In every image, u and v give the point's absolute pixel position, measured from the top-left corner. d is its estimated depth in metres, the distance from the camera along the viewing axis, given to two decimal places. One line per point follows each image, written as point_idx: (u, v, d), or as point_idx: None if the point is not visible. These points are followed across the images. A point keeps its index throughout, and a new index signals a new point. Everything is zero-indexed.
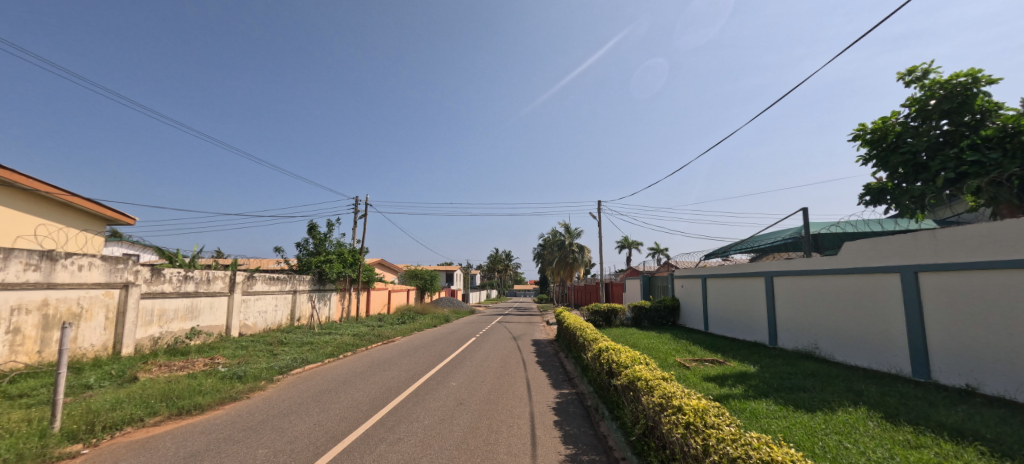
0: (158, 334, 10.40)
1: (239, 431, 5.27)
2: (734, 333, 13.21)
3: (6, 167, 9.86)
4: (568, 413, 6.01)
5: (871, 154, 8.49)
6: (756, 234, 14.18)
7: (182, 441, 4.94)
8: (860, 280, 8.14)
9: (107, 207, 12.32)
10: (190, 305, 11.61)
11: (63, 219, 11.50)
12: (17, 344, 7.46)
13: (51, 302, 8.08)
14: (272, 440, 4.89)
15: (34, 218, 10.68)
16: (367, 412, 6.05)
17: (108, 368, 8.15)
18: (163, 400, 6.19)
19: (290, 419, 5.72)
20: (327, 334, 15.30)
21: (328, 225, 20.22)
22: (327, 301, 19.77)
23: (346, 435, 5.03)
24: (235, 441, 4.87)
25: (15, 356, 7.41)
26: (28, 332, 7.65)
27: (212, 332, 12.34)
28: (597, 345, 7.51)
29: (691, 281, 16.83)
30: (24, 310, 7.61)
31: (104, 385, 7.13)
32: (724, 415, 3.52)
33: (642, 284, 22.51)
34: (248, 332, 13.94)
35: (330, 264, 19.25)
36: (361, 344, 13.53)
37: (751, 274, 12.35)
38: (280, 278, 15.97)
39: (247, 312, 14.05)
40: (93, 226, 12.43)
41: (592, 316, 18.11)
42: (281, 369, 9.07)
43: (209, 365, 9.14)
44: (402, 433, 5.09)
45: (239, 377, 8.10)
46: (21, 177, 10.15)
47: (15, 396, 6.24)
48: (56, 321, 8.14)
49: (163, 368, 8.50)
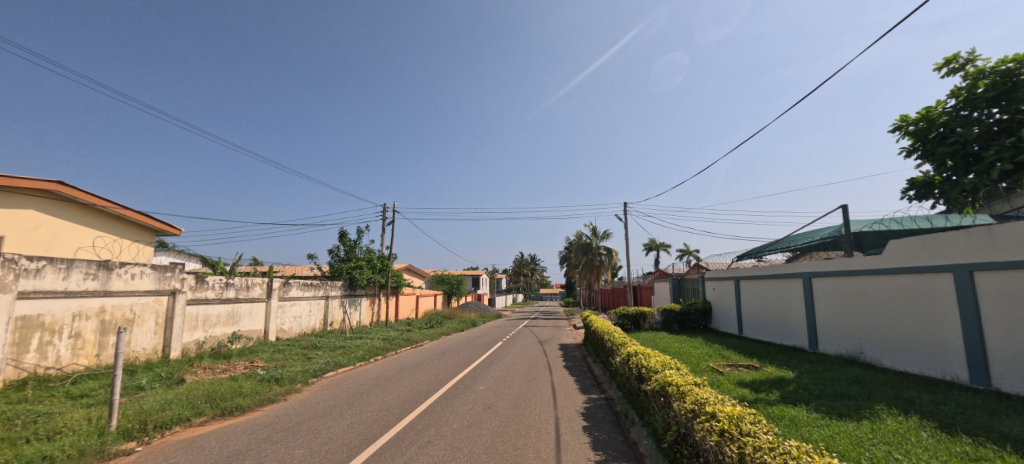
0: (202, 338, 10.99)
1: (277, 431, 5.48)
2: (772, 337, 12.65)
3: (67, 184, 10.68)
4: (597, 418, 5.92)
5: (916, 146, 8.03)
6: (792, 234, 13.59)
7: (226, 440, 5.18)
8: (907, 280, 7.71)
9: (155, 219, 13.07)
10: (232, 311, 12.19)
11: (117, 231, 12.32)
12: (79, 347, 8.04)
13: (108, 308, 8.65)
14: (308, 441, 5.06)
15: (93, 231, 11.57)
16: (398, 415, 6.16)
17: (158, 370, 8.65)
18: (208, 402, 6.51)
19: (324, 421, 5.90)
20: (358, 339, 15.70)
21: (357, 233, 20.82)
22: (358, 306, 20.28)
23: (378, 437, 5.14)
24: (274, 441, 5.06)
25: (77, 359, 7.98)
26: (88, 337, 8.22)
27: (251, 337, 12.90)
28: (626, 349, 7.37)
29: (723, 284, 16.29)
30: (84, 316, 8.18)
31: (155, 386, 7.57)
32: (761, 422, 3.39)
33: (671, 288, 21.95)
34: (284, 337, 14.50)
35: (359, 270, 19.81)
36: (390, 349, 13.79)
37: (787, 274, 11.89)
38: (314, 284, 16.53)
39: (283, 318, 14.61)
40: (144, 238, 13.28)
41: (620, 320, 17.82)
42: (316, 372, 9.38)
43: (249, 368, 9.57)
44: (432, 436, 5.16)
45: (276, 379, 8.43)
46: (80, 193, 10.97)
47: (76, 396, 6.72)
48: (113, 326, 8.72)
49: (207, 370, 8.96)
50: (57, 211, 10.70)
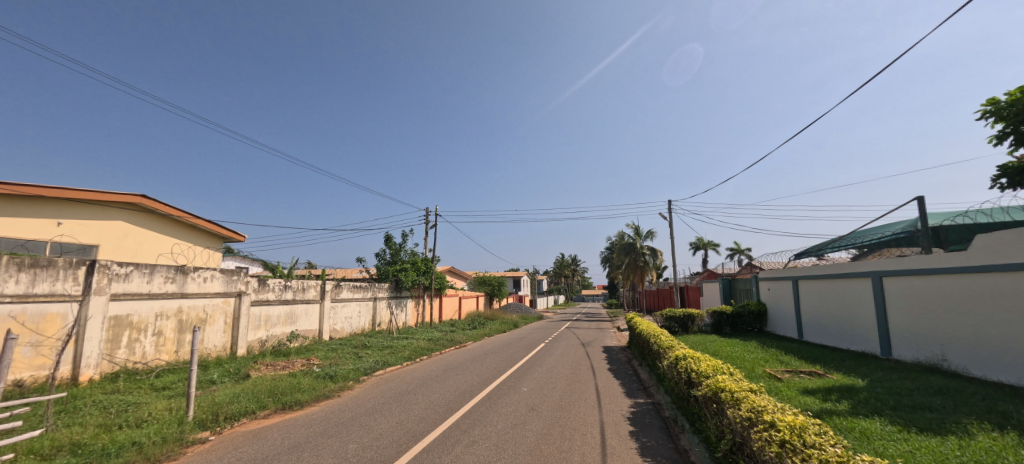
0: (264, 336, 11.80)
1: (332, 426, 5.78)
2: (837, 341, 11.75)
3: (149, 197, 11.80)
4: (644, 424, 5.76)
5: (1008, 130, 7.17)
6: (858, 230, 12.58)
7: (287, 433, 5.53)
8: (999, 279, 6.91)
9: (222, 227, 14.18)
10: (290, 311, 12.98)
11: (190, 238, 13.48)
12: (161, 344, 8.88)
13: (184, 309, 9.48)
14: (360, 436, 5.29)
15: (170, 238, 12.73)
16: (444, 414, 6.29)
17: (227, 366, 9.38)
18: (271, 396, 6.98)
19: (375, 418, 6.14)
20: (405, 339, 16.23)
21: (402, 236, 21.52)
22: (404, 307, 20.96)
23: (425, 435, 5.29)
24: (329, 436, 5.34)
25: (159, 354, 8.83)
26: (168, 335, 9.06)
27: (307, 336, 13.69)
28: (674, 353, 7.12)
29: (779, 284, 15.35)
30: (165, 316, 9.02)
31: (225, 381, 8.22)
32: (828, 434, 3.15)
33: (721, 288, 20.94)
34: (337, 336, 15.26)
35: (405, 273, 20.47)
36: (435, 349, 14.13)
37: (853, 273, 11.02)
38: (363, 286, 17.26)
39: (336, 318, 15.38)
40: (213, 244, 14.45)
41: (667, 322, 17.24)
42: (366, 371, 9.79)
43: (306, 365, 10.16)
44: (477, 436, 5.23)
45: (331, 376, 8.88)
46: (160, 205, 12.09)
47: (160, 388, 7.43)
48: (189, 325, 9.55)
49: (269, 367, 9.61)
50: (141, 222, 11.86)
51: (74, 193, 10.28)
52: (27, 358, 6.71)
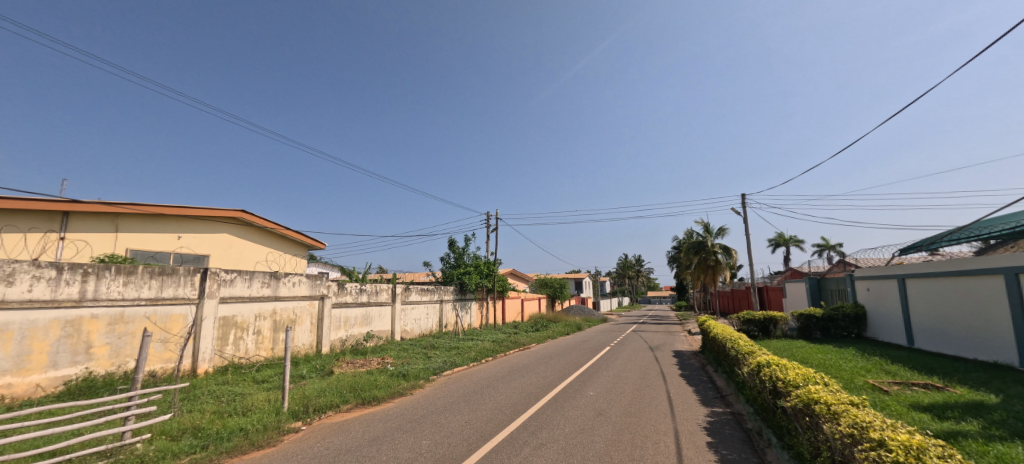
0: (344, 336, 12.76)
1: (406, 422, 6.09)
2: (960, 350, 10.15)
3: (248, 212, 13.28)
4: (723, 435, 5.38)
5: None
6: (984, 220, 10.80)
7: (367, 426, 5.92)
8: None
9: (306, 236, 15.58)
10: (366, 313, 13.90)
11: (281, 247, 14.98)
12: (260, 342, 9.94)
13: (278, 311, 10.53)
14: (433, 433, 5.51)
15: (265, 247, 14.23)
16: (511, 415, 6.36)
17: (313, 362, 10.27)
18: (353, 391, 7.52)
19: (446, 416, 6.37)
20: (470, 340, 16.67)
21: (465, 240, 22.15)
22: (468, 309, 21.56)
23: (494, 435, 5.38)
24: (405, 431, 5.63)
25: (259, 351, 9.89)
26: (266, 333, 10.13)
27: (381, 337, 14.58)
28: (755, 359, 6.58)
29: (881, 284, 13.61)
30: (262, 316, 10.08)
31: (312, 376, 9.00)
32: (954, 458, 2.73)
33: (808, 289, 19.03)
34: (407, 337, 16.07)
35: (468, 276, 21.03)
36: (500, 350, 14.36)
37: (979, 271, 9.45)
38: (430, 288, 18.01)
39: (406, 319, 16.21)
40: (298, 251, 15.93)
41: (745, 326, 16.02)
42: (436, 370, 10.20)
43: (381, 363, 10.81)
44: (545, 438, 5.21)
45: (404, 375, 9.36)
46: (257, 218, 13.56)
47: (260, 380, 8.32)
48: (282, 325, 10.60)
49: (350, 364, 10.37)
50: (241, 233, 13.39)
51: (190, 211, 11.82)
52: (158, 352, 7.87)
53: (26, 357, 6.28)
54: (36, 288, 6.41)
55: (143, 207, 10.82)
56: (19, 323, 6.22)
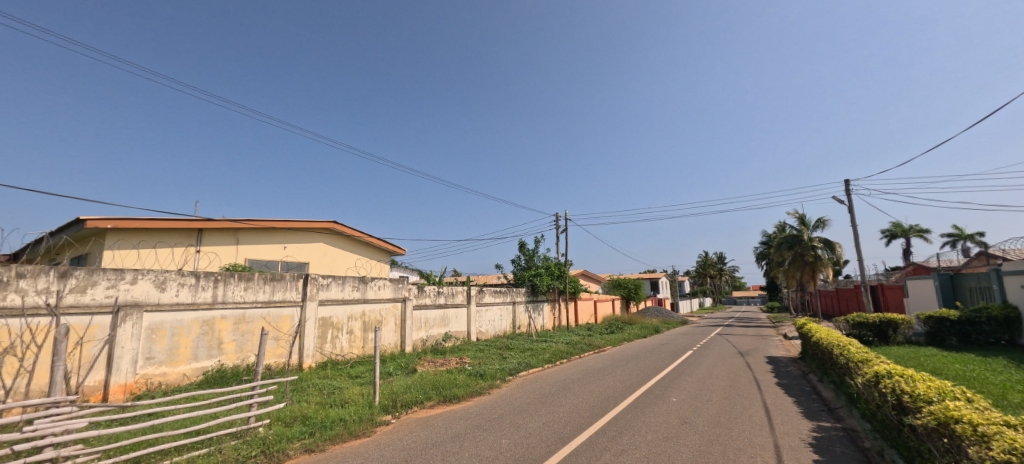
0: (425, 336, 13.48)
1: (486, 421, 6.26)
2: None
3: (340, 223, 14.62)
4: (834, 453, 4.79)
5: None
6: None
7: (449, 423, 6.19)
8: None
9: (388, 243, 16.75)
10: (443, 315, 14.57)
11: (367, 253, 16.28)
12: (353, 340, 10.87)
13: (367, 312, 11.44)
14: (511, 433, 5.60)
15: (354, 255, 15.56)
16: (589, 418, 6.25)
17: (399, 361, 10.98)
18: (435, 389, 7.92)
19: (523, 417, 6.45)
20: (544, 342, 16.69)
21: (535, 242, 22.26)
22: (541, 311, 21.63)
23: (572, 438, 5.32)
24: (485, 429, 5.79)
25: (352, 349, 10.83)
26: (357, 333, 11.05)
27: (458, 337, 15.17)
28: (872, 369, 5.76)
29: None
30: (354, 317, 11.02)
31: (398, 373, 9.64)
32: None
33: (937, 287, 16.27)
34: (482, 338, 16.55)
35: (540, 278, 21.09)
36: (574, 352, 14.21)
37: None
38: (502, 291, 18.36)
39: (481, 321, 16.69)
40: (382, 257, 17.19)
41: (856, 330, 14.14)
42: (511, 371, 10.37)
43: (459, 363, 11.24)
44: (626, 444, 5.05)
45: (481, 374, 9.65)
46: (347, 229, 14.89)
47: (354, 376, 9.10)
48: (371, 325, 11.50)
49: (431, 363, 10.93)
50: (335, 243, 14.79)
51: (293, 223, 13.30)
52: (271, 348, 8.95)
53: (175, 350, 7.49)
54: (182, 293, 7.60)
55: (257, 222, 12.38)
56: (169, 322, 7.44)
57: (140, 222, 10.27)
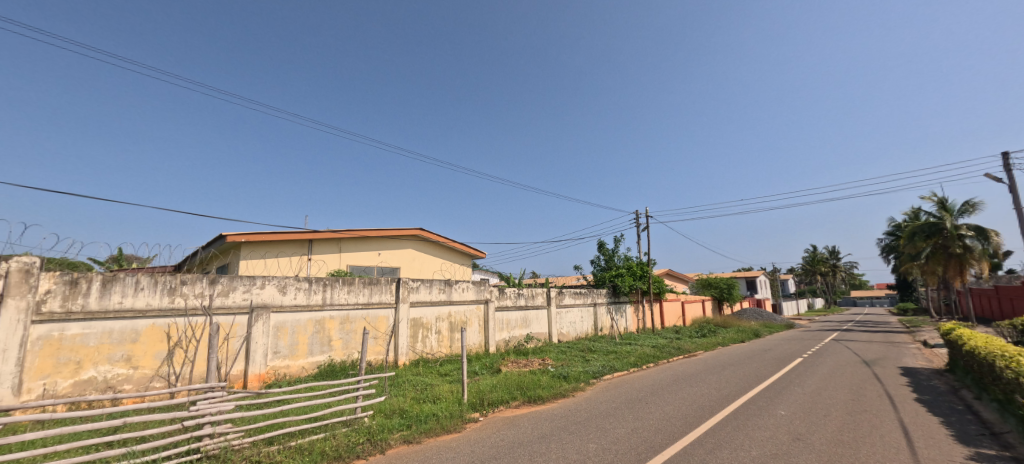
0: (507, 337, 13.78)
1: (573, 423, 6.21)
2: None
3: (426, 230, 15.58)
4: None
5: None
6: None
7: (535, 423, 6.25)
8: None
9: (469, 247, 17.45)
10: (525, 316, 14.77)
11: (450, 257, 17.12)
12: (441, 340, 11.50)
13: (453, 313, 12.02)
14: (599, 437, 5.49)
15: (439, 259, 16.47)
16: (683, 428, 5.89)
17: (484, 360, 11.36)
18: (520, 389, 8.06)
19: (611, 421, 6.28)
20: (628, 344, 16.11)
21: (614, 242, 21.60)
22: (623, 313, 20.91)
23: (665, 447, 5.06)
24: (571, 432, 5.75)
25: (440, 348, 11.46)
26: (445, 333, 11.66)
27: (540, 339, 15.28)
28: None
29: None
30: (441, 318, 11.64)
31: (483, 372, 9.98)
32: None
33: None
34: (564, 339, 16.46)
35: (621, 279, 20.39)
36: (662, 356, 13.51)
37: None
38: (583, 292, 18.10)
39: (562, 322, 16.61)
40: (464, 261, 17.95)
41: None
42: (595, 374, 10.17)
43: (542, 364, 11.30)
44: (726, 458, 4.67)
45: (564, 376, 9.60)
46: (432, 235, 15.80)
47: (444, 373, 9.61)
48: (457, 326, 12.06)
49: (514, 363, 11.13)
50: (421, 248, 15.79)
51: (386, 232, 14.48)
52: (371, 346, 9.82)
53: (295, 346, 8.55)
54: (299, 296, 8.66)
55: (356, 231, 13.68)
56: (290, 321, 8.51)
57: (265, 235, 11.90)
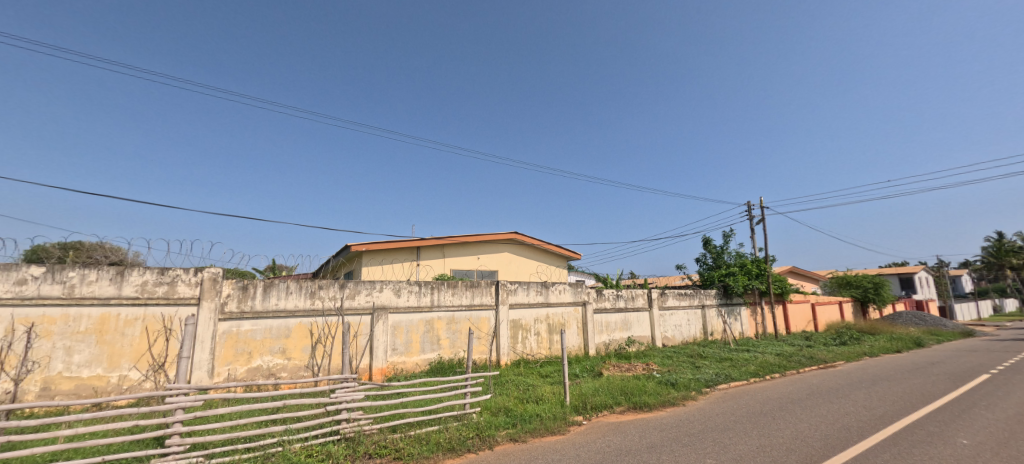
0: (607, 340, 13.42)
1: (686, 435, 5.79)
2: None
3: (521, 233, 15.94)
4: None
5: None
6: None
7: (643, 432, 5.97)
8: None
9: (564, 248, 17.41)
10: (625, 318, 14.24)
11: (545, 260, 17.27)
12: (540, 342, 11.63)
13: (551, 315, 12.09)
14: (717, 453, 5.04)
15: (535, 262, 16.73)
16: (823, 450, 5.12)
17: (584, 363, 11.20)
18: (623, 394, 7.78)
19: (730, 436, 5.72)
20: (746, 351, 14.53)
21: (723, 238, 19.71)
22: (738, 316, 18.96)
23: None
24: (684, 444, 5.36)
25: (540, 349, 11.59)
26: (543, 335, 11.77)
27: (642, 342, 14.58)
28: None
29: None
30: (539, 320, 11.78)
31: (584, 375, 9.85)
32: None
33: None
34: (669, 344, 15.49)
35: (733, 278, 18.52)
36: (789, 365, 11.92)
37: None
38: (688, 293, 16.83)
39: (666, 326, 15.65)
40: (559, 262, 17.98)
41: None
42: (708, 382, 9.38)
43: (646, 369, 10.76)
44: None
45: (672, 383, 9.02)
46: (527, 238, 16.11)
47: (545, 375, 9.70)
48: (555, 327, 12.11)
49: (616, 367, 10.78)
50: (517, 251, 16.20)
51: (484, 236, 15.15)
52: (476, 345, 10.33)
53: (410, 344, 9.38)
54: (411, 298, 9.49)
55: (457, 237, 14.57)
56: (404, 321, 9.37)
57: (381, 242, 13.31)
